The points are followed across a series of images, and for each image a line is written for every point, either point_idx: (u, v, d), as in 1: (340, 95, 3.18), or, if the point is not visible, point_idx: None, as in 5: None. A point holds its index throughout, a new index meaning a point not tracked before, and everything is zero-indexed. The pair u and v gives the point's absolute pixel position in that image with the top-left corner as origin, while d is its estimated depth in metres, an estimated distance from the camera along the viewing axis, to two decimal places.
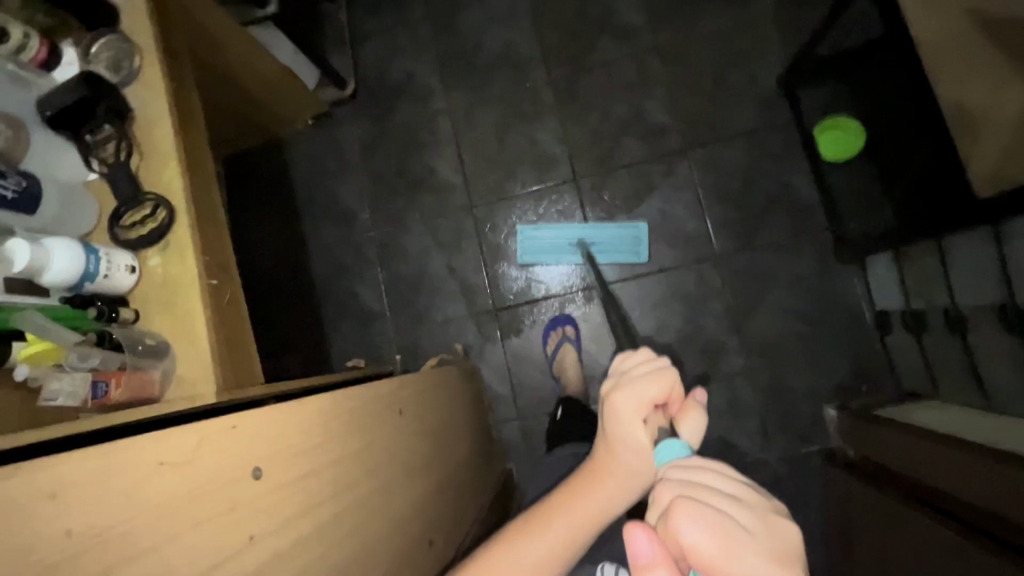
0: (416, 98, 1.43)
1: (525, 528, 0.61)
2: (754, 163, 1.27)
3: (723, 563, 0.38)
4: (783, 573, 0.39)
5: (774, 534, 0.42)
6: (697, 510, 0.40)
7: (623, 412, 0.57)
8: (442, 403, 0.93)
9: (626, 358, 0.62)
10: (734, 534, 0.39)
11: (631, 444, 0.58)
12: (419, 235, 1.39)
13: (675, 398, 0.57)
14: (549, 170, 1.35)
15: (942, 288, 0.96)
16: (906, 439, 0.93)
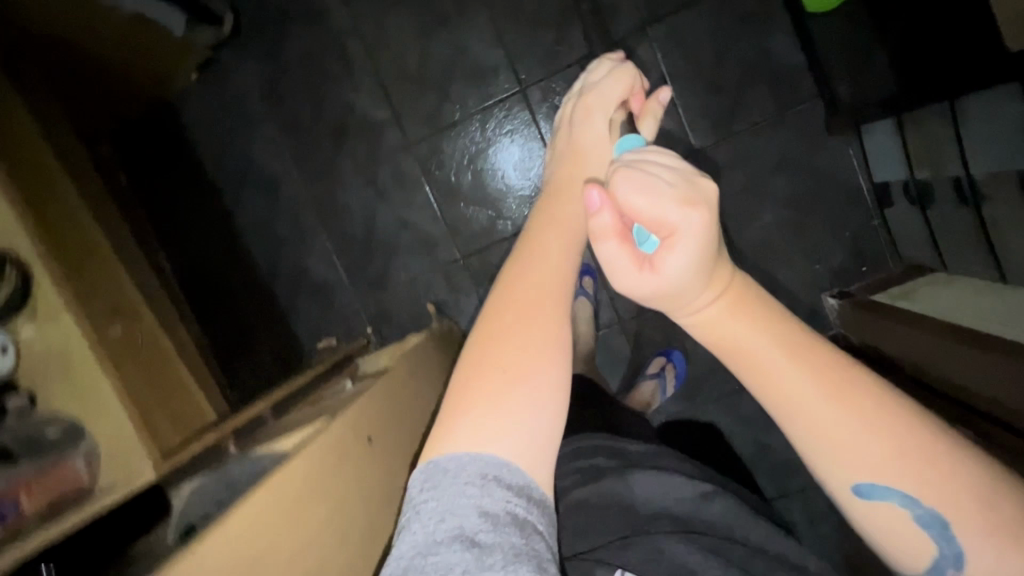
0: (312, 20, 1.16)
1: (528, 242, 0.53)
2: (724, 32, 1.07)
3: (645, 210, 0.44)
4: (692, 211, 0.44)
5: (694, 185, 0.45)
6: (633, 177, 0.45)
7: (595, 107, 0.65)
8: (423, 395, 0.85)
9: (592, 73, 0.70)
10: (658, 187, 0.44)
11: (599, 137, 0.64)
12: (358, 188, 1.21)
13: (634, 97, 0.68)
14: (488, 84, 1.15)
15: (950, 153, 0.84)
16: (910, 329, 0.88)
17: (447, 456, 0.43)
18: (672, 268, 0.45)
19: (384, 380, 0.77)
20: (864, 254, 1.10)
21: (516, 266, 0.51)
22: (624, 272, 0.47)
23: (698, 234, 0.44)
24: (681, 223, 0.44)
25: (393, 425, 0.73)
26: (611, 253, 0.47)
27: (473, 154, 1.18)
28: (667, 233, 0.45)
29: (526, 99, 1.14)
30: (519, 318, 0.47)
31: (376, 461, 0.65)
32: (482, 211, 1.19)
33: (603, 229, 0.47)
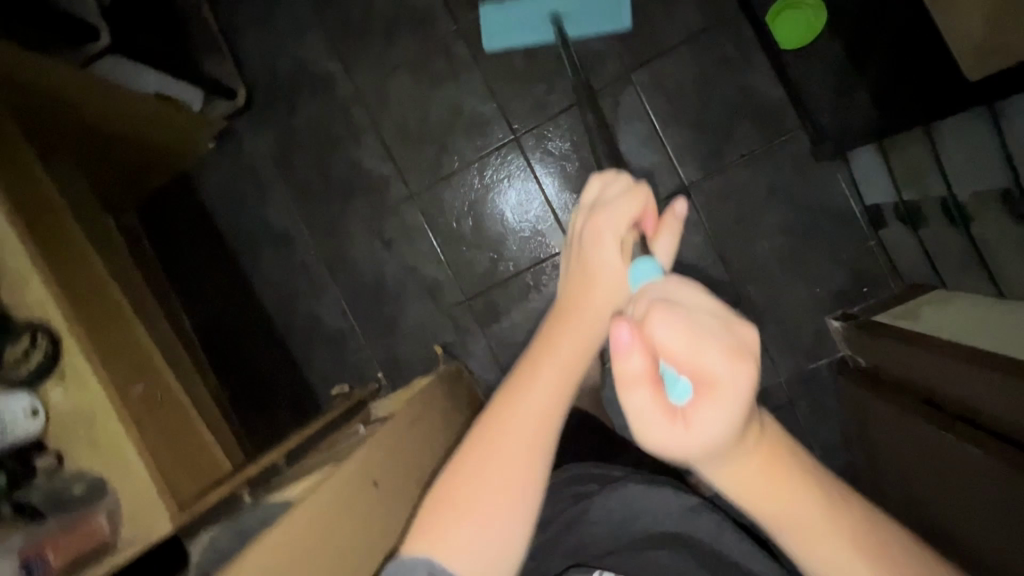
0: (316, 87, 1.23)
1: (537, 364, 0.59)
2: (706, 71, 1.12)
3: (684, 354, 0.46)
4: (741, 364, 0.46)
5: (733, 333, 0.47)
6: (671, 317, 0.47)
7: (605, 229, 0.60)
8: (431, 427, 0.88)
9: (600, 185, 0.63)
10: (701, 337, 0.46)
11: (611, 266, 0.60)
12: (364, 239, 1.27)
13: (649, 213, 0.62)
14: (485, 136, 1.21)
15: (931, 176, 0.87)
16: (915, 348, 0.87)
17: (411, 557, 0.52)
18: (703, 421, 0.47)
19: (394, 428, 0.79)
20: (866, 275, 1.10)
21: (524, 390, 0.58)
22: (656, 426, 0.47)
23: (735, 390, 0.47)
24: (725, 376, 0.46)
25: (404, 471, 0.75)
26: (641, 404, 0.47)
27: (474, 203, 1.23)
28: (706, 384, 0.47)
29: (519, 147, 1.20)
30: (501, 463, 0.54)
31: (386, 497, 0.68)
32: (486, 256, 1.24)
33: (634, 374, 0.47)
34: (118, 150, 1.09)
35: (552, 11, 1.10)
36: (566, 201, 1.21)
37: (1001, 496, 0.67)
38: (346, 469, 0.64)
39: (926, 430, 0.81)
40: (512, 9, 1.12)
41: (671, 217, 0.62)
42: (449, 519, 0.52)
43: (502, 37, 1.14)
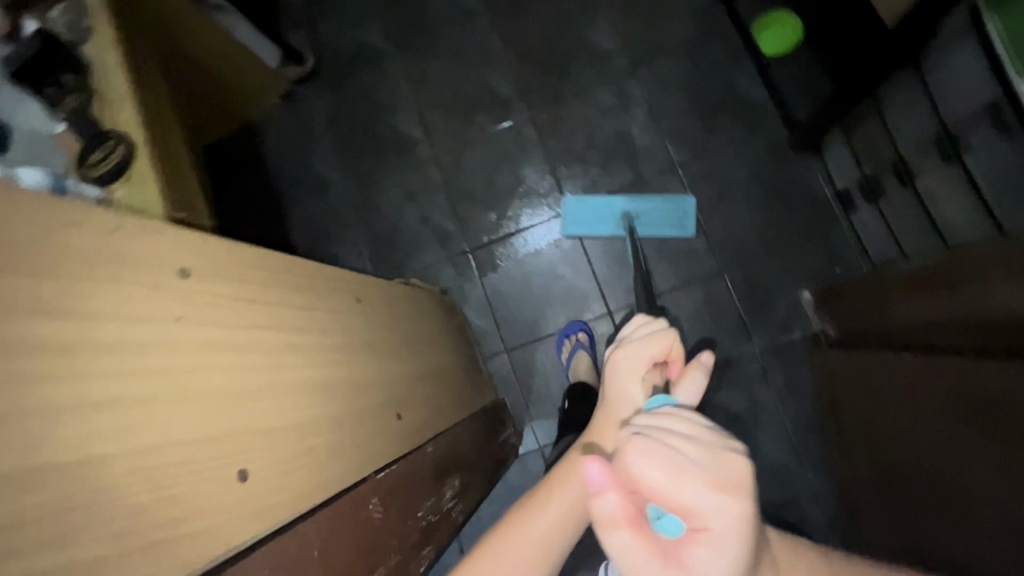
0: (373, 64, 1.50)
1: (567, 463, 0.67)
2: (698, 71, 1.30)
3: (671, 492, 0.39)
4: (728, 496, 0.40)
5: (724, 461, 0.42)
6: (655, 449, 0.41)
7: (624, 362, 0.68)
8: (408, 308, 0.97)
9: (638, 324, 0.72)
10: (684, 470, 0.40)
11: (628, 398, 0.67)
12: (390, 190, 1.44)
13: (675, 359, 0.68)
14: (505, 112, 1.41)
15: (883, 143, 0.99)
16: (885, 287, 0.93)
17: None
18: (701, 567, 0.40)
19: (384, 286, 0.90)
20: (837, 256, 1.19)
21: (561, 474, 0.66)
22: (646, 573, 0.40)
23: (731, 527, 0.40)
24: (716, 516, 0.39)
25: (384, 316, 0.85)
26: (625, 546, 0.40)
27: (489, 167, 1.40)
28: (696, 520, 0.40)
29: (534, 123, 1.39)
30: (502, 563, 0.59)
31: (360, 314, 0.77)
32: (493, 214, 1.38)
33: (610, 516, 0.40)
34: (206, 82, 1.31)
35: (624, 212, 1.29)
36: (574, 172, 1.36)
37: (956, 361, 0.71)
38: (325, 272, 0.71)
39: (904, 358, 0.83)
40: (594, 204, 1.32)
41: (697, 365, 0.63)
42: None
43: (582, 229, 1.32)
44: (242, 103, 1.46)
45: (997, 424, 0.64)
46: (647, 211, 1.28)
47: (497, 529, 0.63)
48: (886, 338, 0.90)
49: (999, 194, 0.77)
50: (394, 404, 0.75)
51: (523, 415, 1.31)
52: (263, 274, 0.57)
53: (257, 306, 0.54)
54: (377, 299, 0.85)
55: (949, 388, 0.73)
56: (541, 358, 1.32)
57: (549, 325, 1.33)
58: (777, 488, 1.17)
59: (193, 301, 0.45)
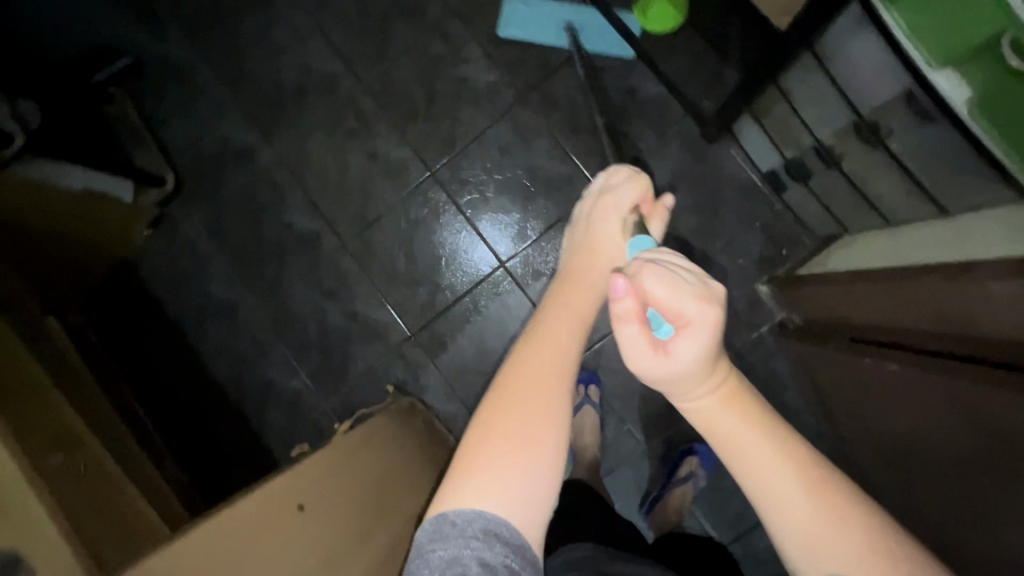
0: (242, 160, 1.33)
1: (559, 287, 0.63)
2: (590, 80, 1.21)
3: (667, 301, 0.53)
4: (711, 310, 0.53)
5: (709, 285, 0.55)
6: (657, 270, 0.54)
7: (611, 208, 0.70)
8: (378, 449, 0.85)
9: (609, 173, 0.74)
10: (679, 286, 0.53)
11: (613, 239, 0.68)
12: (305, 293, 1.30)
13: (647, 201, 0.72)
14: (402, 177, 1.28)
15: (797, 127, 0.94)
16: (840, 284, 0.87)
17: (456, 508, 0.48)
18: (682, 354, 0.53)
19: (327, 451, 0.79)
20: (779, 237, 1.15)
21: (565, 287, 0.63)
22: (640, 355, 0.55)
23: (709, 328, 0.53)
24: (698, 317, 0.53)
25: (337, 497, 0.74)
26: (629, 335, 0.55)
27: (404, 240, 1.28)
28: (684, 322, 0.53)
29: (437, 179, 1.26)
30: (530, 393, 0.51)
31: (310, 526, 0.69)
32: (423, 289, 1.26)
33: (626, 313, 0.54)
34: (52, 243, 1.12)
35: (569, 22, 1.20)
36: (493, 221, 1.25)
37: (926, 376, 0.67)
38: (261, 492, 0.68)
39: (869, 364, 0.79)
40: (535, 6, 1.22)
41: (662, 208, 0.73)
42: (484, 449, 0.49)
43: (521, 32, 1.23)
44: (110, 248, 1.26)
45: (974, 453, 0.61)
46: (593, 27, 1.20)
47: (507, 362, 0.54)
48: (850, 340, 0.86)
49: (934, 176, 0.74)
50: None
51: None
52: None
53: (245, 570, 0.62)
54: (320, 483, 0.73)
55: (925, 403, 0.68)
56: None
57: None
58: None
59: None
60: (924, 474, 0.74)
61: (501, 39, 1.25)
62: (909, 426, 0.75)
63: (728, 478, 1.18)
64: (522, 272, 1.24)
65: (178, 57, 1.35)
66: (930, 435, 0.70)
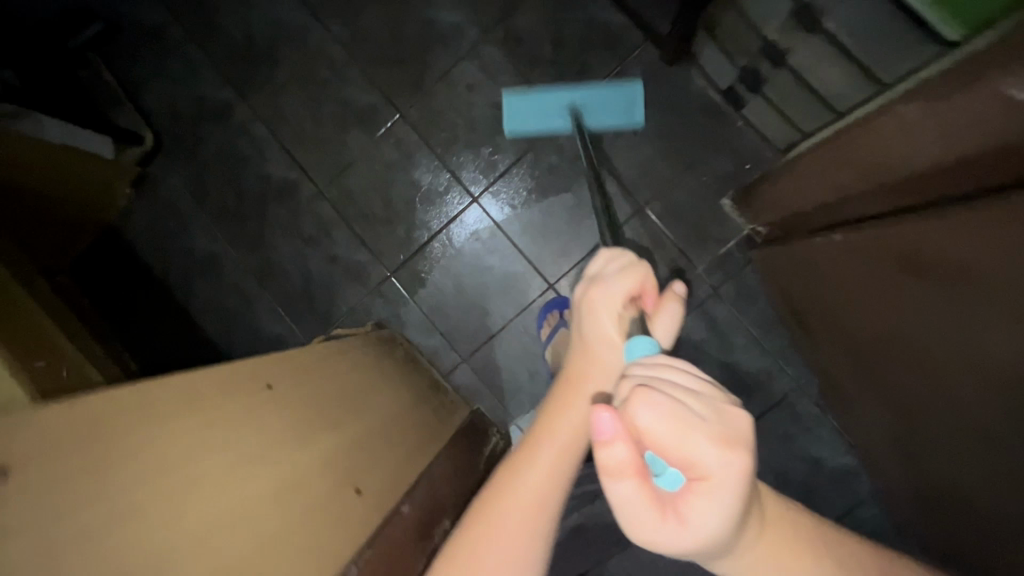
0: (218, 116, 1.36)
1: (552, 413, 0.73)
2: (550, 14, 1.24)
3: (672, 447, 0.52)
4: (732, 454, 0.52)
5: (726, 420, 0.53)
6: (657, 405, 0.51)
7: (602, 304, 0.73)
8: (339, 368, 0.89)
9: (606, 260, 0.77)
10: (687, 427, 0.51)
11: (610, 337, 0.73)
12: (286, 241, 1.33)
13: (647, 290, 0.75)
14: (374, 122, 1.31)
15: (745, 31, 0.97)
16: (789, 172, 0.91)
17: None
18: (695, 511, 0.54)
19: (306, 351, 0.85)
20: (742, 154, 1.18)
21: (554, 419, 0.73)
22: (643, 514, 0.54)
23: (724, 480, 0.52)
24: (715, 470, 0.52)
25: (316, 386, 0.79)
26: (631, 493, 0.53)
27: (379, 183, 1.31)
28: (697, 471, 0.52)
29: (407, 123, 1.30)
30: (510, 511, 0.65)
31: (279, 402, 0.68)
32: (401, 229, 1.30)
33: (620, 464, 0.53)
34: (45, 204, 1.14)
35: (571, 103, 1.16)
36: (465, 157, 1.29)
37: (903, 221, 0.66)
38: (241, 367, 0.66)
39: (826, 241, 0.83)
40: (533, 98, 1.17)
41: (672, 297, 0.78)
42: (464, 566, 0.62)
43: (528, 126, 1.19)
44: (96, 209, 1.29)
45: (926, 278, 0.63)
46: (597, 101, 1.16)
47: (500, 478, 0.69)
48: (811, 232, 0.89)
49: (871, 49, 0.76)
50: (350, 486, 0.67)
51: (505, 416, 1.27)
52: (151, 425, 0.49)
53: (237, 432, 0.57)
54: (299, 372, 0.77)
55: (885, 252, 0.70)
56: (501, 354, 1.27)
57: (497, 318, 1.27)
58: (762, 394, 1.19)
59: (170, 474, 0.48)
60: (885, 332, 0.76)
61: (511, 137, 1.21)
62: (866, 288, 0.78)
63: None
64: (494, 206, 1.28)
65: (150, 19, 1.38)
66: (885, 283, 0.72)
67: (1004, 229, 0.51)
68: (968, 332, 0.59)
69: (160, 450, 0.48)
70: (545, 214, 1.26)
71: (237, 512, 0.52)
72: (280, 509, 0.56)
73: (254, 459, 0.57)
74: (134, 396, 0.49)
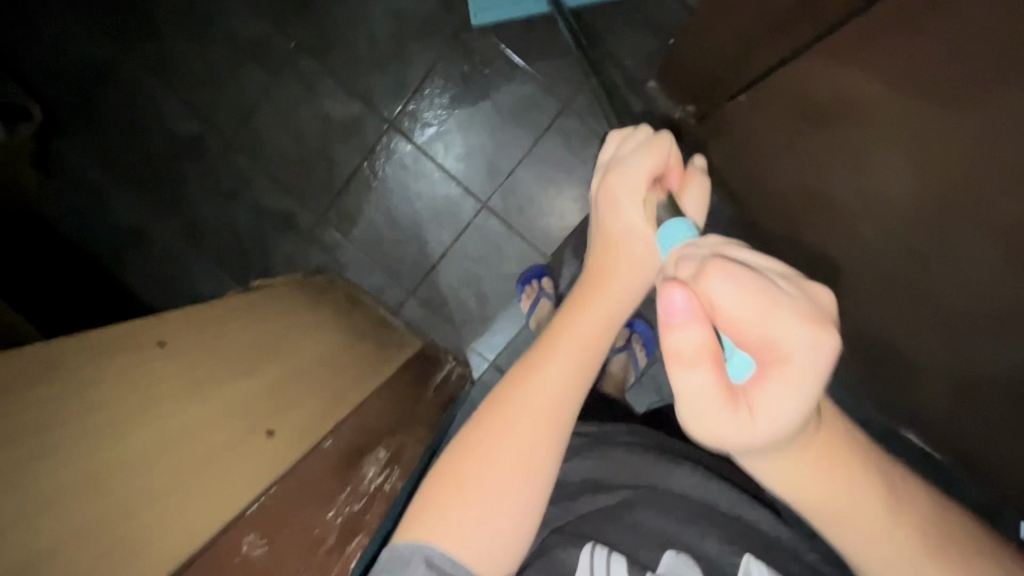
0: (105, 74, 1.26)
1: (566, 310, 0.59)
2: None
3: (751, 323, 0.40)
4: (822, 333, 0.39)
5: (810, 298, 0.41)
6: (732, 273, 0.40)
7: (621, 189, 0.59)
8: (251, 319, 0.84)
9: (620, 140, 0.63)
10: (770, 299, 0.39)
11: (634, 227, 0.59)
12: (207, 199, 1.27)
13: (671, 169, 0.60)
14: (271, 55, 1.21)
15: None
16: (689, 36, 0.85)
17: (406, 539, 0.50)
18: (769, 404, 0.41)
19: (218, 301, 0.83)
20: (660, 31, 1.13)
21: (571, 317, 0.58)
22: (711, 410, 0.41)
23: (810, 367, 0.39)
24: (801, 350, 0.39)
25: (233, 328, 0.78)
26: (698, 382, 0.41)
27: (290, 122, 1.23)
28: (778, 357, 0.40)
29: (306, 50, 1.20)
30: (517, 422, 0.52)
31: (178, 357, 0.65)
32: (322, 168, 1.24)
33: (691, 351, 0.40)
34: None
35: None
36: (373, 78, 1.19)
37: (809, 61, 0.63)
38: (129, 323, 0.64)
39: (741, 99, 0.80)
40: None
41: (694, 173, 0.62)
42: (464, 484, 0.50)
43: (497, 12, 1.14)
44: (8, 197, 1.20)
45: (855, 96, 0.59)
46: None
47: (503, 383, 0.55)
48: (732, 92, 0.83)
49: None
50: (276, 414, 0.69)
51: (460, 343, 1.26)
52: (23, 389, 0.47)
53: (124, 387, 0.55)
54: (208, 318, 0.76)
55: (792, 96, 0.68)
56: (445, 281, 1.24)
57: (437, 244, 1.24)
58: None
59: (51, 432, 0.47)
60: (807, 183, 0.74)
61: (478, 29, 1.16)
62: (783, 142, 0.75)
63: None
64: (410, 126, 1.20)
65: None
66: (812, 126, 0.67)
67: (904, 24, 0.50)
68: (893, 142, 0.57)
69: (37, 402, 0.47)
70: (467, 125, 1.19)
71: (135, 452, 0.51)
72: (191, 449, 0.56)
73: (148, 407, 0.55)
74: (19, 359, 0.49)
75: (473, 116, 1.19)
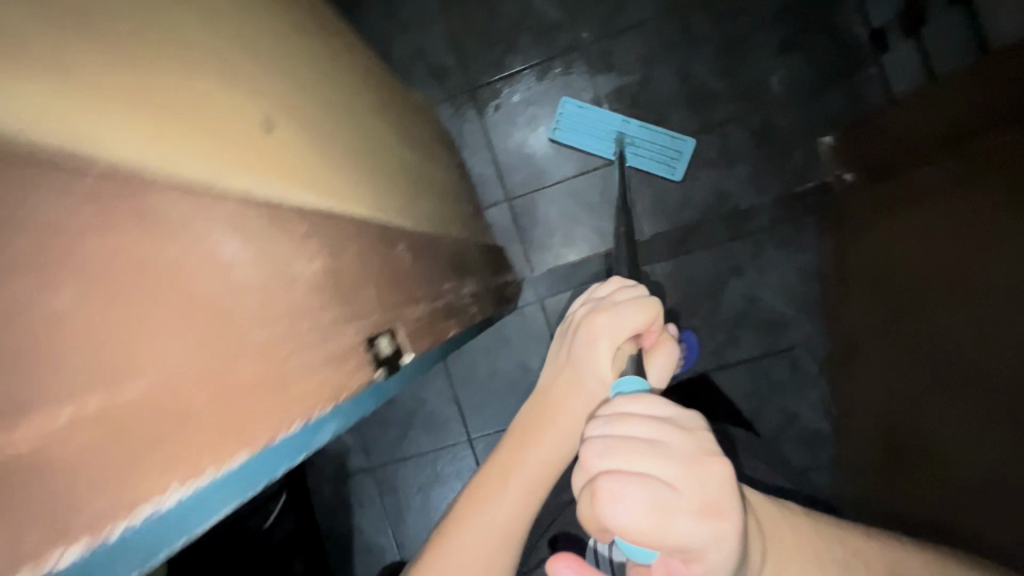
0: None
1: (517, 440, 0.59)
2: None
3: (652, 539, 0.32)
4: (720, 525, 0.33)
5: (703, 472, 0.34)
6: (618, 490, 0.33)
7: (603, 333, 0.59)
8: (391, 113, 0.82)
9: (618, 289, 0.64)
10: (664, 511, 0.32)
11: (601, 373, 0.59)
12: (382, 18, 1.29)
13: (650, 330, 0.61)
14: None
15: None
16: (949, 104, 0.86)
17: None
18: None
19: (376, 84, 0.83)
20: (861, 101, 1.13)
21: (521, 446, 0.58)
22: None
23: (720, 550, 0.33)
24: (706, 547, 0.33)
25: (381, 110, 0.78)
26: None
27: None
28: (694, 562, 0.33)
29: None
30: (469, 558, 0.52)
31: (330, 97, 0.60)
32: (497, 49, 1.26)
33: None
34: None
35: (618, 131, 1.20)
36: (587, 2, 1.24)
37: None
38: (314, 47, 0.63)
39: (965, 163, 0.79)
40: (590, 112, 1.21)
41: (665, 342, 0.64)
42: None
43: (571, 136, 1.23)
44: None
45: None
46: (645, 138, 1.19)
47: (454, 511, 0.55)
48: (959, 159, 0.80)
49: None
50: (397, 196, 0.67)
51: (523, 265, 1.27)
52: None
53: (296, 88, 0.51)
54: (364, 88, 0.76)
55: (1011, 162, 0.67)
56: (542, 205, 1.26)
57: (553, 169, 1.25)
58: (772, 335, 1.19)
59: (219, 42, 0.41)
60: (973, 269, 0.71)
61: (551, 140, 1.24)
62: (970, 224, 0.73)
63: (720, 316, 1.21)
64: (593, 59, 1.23)
65: None
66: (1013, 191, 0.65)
67: None
68: None
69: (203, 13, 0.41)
70: (641, 86, 1.21)
71: (176, 61, 0.36)
72: (320, 172, 0.50)
73: (216, 48, 0.41)
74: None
75: (651, 81, 1.21)
